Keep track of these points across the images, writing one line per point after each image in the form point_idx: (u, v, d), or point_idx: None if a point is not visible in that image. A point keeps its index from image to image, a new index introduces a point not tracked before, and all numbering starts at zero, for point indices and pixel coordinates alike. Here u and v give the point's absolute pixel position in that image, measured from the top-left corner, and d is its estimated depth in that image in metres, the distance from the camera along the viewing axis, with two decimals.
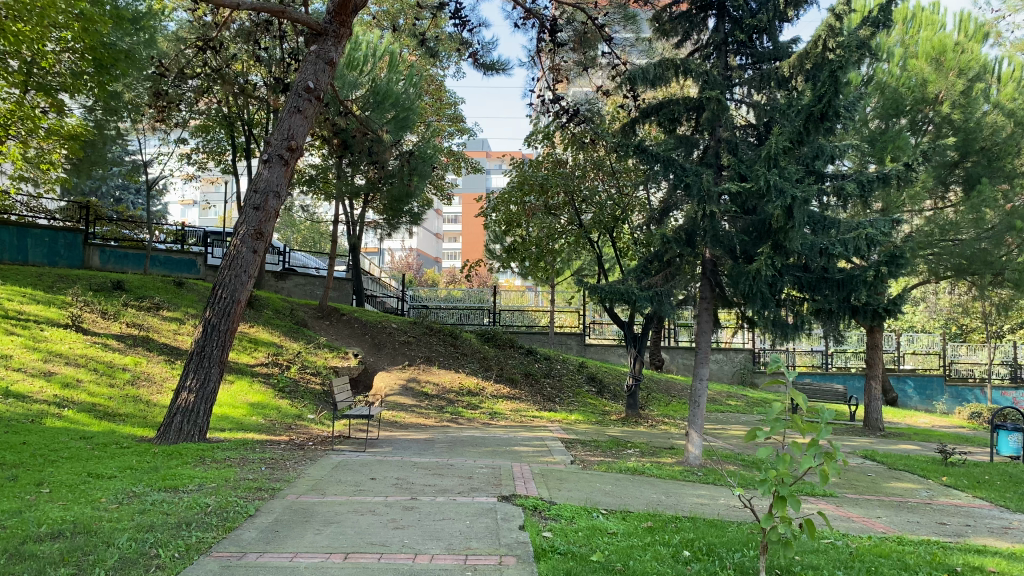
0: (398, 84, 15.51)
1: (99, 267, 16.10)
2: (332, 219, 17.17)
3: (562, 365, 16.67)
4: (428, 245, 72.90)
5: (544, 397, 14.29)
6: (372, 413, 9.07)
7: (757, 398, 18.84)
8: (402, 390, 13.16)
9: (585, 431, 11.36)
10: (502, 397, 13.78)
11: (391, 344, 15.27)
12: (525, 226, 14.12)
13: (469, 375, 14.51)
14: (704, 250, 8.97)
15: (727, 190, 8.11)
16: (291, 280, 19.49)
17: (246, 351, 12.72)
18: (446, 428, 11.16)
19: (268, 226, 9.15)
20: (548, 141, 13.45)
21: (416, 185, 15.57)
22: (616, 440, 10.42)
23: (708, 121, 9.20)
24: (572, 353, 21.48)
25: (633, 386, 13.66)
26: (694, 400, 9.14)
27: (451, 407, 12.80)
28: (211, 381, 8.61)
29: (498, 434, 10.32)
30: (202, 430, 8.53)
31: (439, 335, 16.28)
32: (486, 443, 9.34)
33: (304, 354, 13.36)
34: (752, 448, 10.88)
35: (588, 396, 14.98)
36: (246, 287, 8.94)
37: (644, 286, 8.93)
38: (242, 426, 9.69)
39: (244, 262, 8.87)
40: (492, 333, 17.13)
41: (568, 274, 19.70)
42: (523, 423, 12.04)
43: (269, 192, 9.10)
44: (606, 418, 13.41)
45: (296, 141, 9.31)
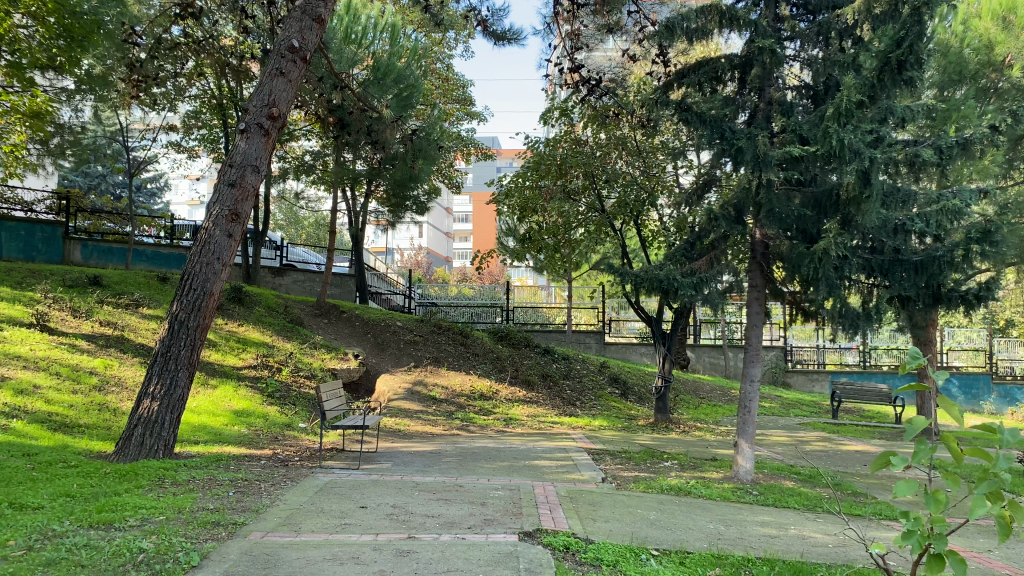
0: (401, 61, 14.28)
1: (80, 263, 14.93)
2: (331, 210, 15.94)
3: (582, 365, 15.38)
4: (438, 244, 71.83)
5: (564, 401, 12.97)
6: (368, 423, 7.79)
7: (793, 399, 17.47)
8: (407, 394, 11.89)
9: (612, 441, 10.05)
10: (518, 402, 12.47)
11: (396, 344, 13.98)
12: (540, 213, 12.79)
13: (482, 377, 13.24)
14: (754, 229, 7.67)
15: (787, 154, 6.77)
16: (290, 276, 18.26)
17: (234, 352, 11.48)
18: (456, 437, 9.88)
19: (246, 206, 7.91)
20: (566, 117, 12.16)
21: (421, 170, 14.27)
22: (650, 451, 9.12)
23: (756, 78, 7.92)
24: (591, 352, 20.23)
25: (663, 388, 12.32)
26: (744, 406, 7.82)
27: (461, 413, 11.52)
28: (179, 388, 7.33)
29: (515, 446, 9.02)
30: (168, 445, 7.24)
31: (447, 334, 15.00)
32: (501, 457, 8.03)
33: (298, 356, 12.09)
34: (804, 460, 9.51)
35: (612, 399, 13.66)
36: (220, 278, 7.69)
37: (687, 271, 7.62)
38: (219, 439, 8.41)
39: (217, 249, 7.63)
40: (506, 332, 15.84)
41: (586, 266, 18.43)
42: (542, 431, 10.76)
43: (247, 166, 7.86)
44: (634, 424, 12.10)
45: (278, 108, 8.07)
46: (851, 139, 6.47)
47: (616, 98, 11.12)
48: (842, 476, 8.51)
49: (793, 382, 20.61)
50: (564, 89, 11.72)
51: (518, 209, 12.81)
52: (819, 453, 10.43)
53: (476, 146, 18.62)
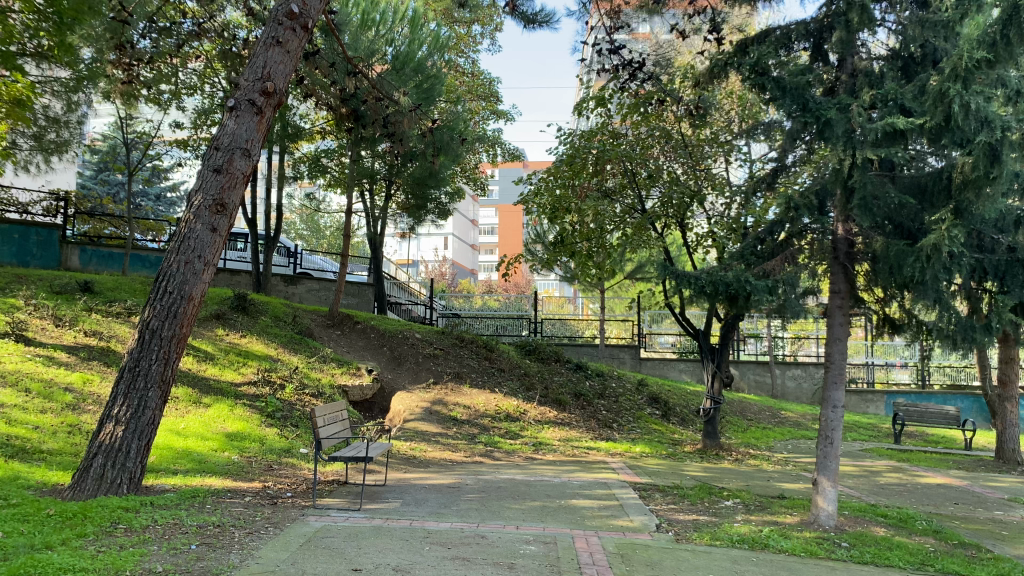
0: (421, 50, 13.20)
1: (77, 269, 13.91)
2: (347, 214, 14.81)
3: (618, 384, 14.08)
4: (462, 257, 70.83)
5: (599, 423, 11.66)
6: (375, 452, 6.56)
7: (848, 421, 15.96)
8: (425, 414, 10.66)
9: (658, 472, 8.73)
10: (548, 424, 11.18)
11: (414, 358, 12.77)
12: (573, 214, 11.55)
13: (508, 396, 11.98)
14: (837, 222, 6.38)
15: (888, 127, 5.49)
16: (304, 285, 17.15)
17: (232, 366, 10.33)
18: (478, 466, 8.62)
19: (236, 196, 6.76)
20: (603, 107, 10.93)
21: (442, 168, 13.13)
22: (706, 486, 7.78)
23: (839, 44, 6.64)
24: (626, 368, 18.94)
25: (712, 411, 10.98)
26: (826, 436, 6.51)
27: (485, 436, 10.29)
28: (149, 410, 6.14)
29: (546, 478, 7.76)
30: (134, 478, 6.05)
31: (469, 348, 13.77)
32: (530, 494, 6.77)
33: (304, 371, 10.90)
34: (885, 498, 8.12)
35: (652, 421, 12.33)
36: (202, 279, 6.51)
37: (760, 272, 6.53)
38: (204, 469, 7.21)
39: (200, 245, 6.47)
40: (534, 346, 14.60)
41: (620, 275, 17.13)
42: (576, 459, 9.49)
43: (235, 149, 6.72)
44: (680, 450, 10.77)
45: (274, 83, 6.93)
46: (977, 105, 5.19)
47: (660, 83, 9.92)
48: (939, 521, 7.11)
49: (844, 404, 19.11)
50: (601, 74, 10.53)
51: (549, 210, 11.60)
52: (897, 488, 9.04)
53: (504, 147, 17.45)
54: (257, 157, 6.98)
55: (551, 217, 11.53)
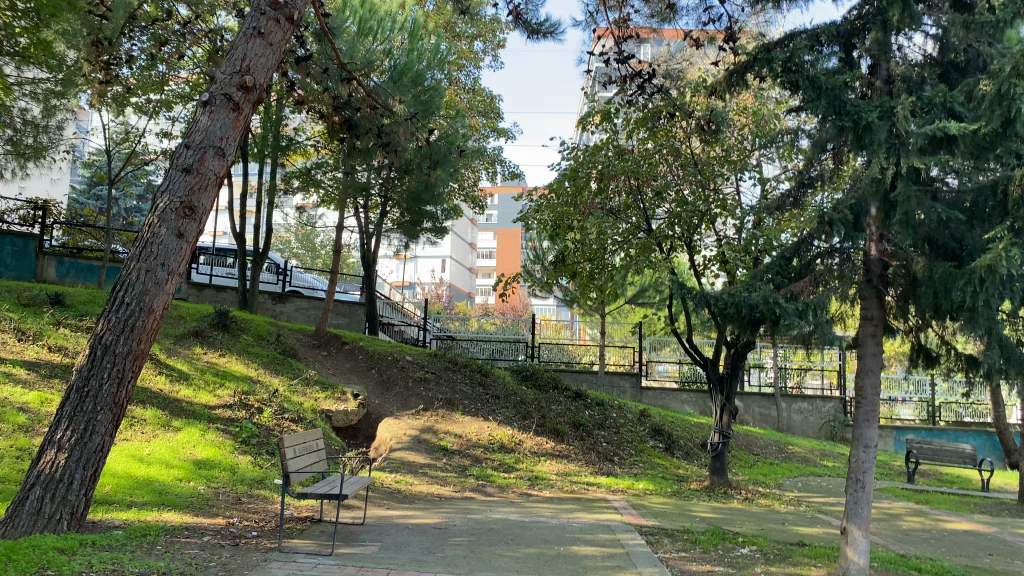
0: (421, 61, 12.63)
1: (53, 281, 13.25)
2: (338, 230, 14.17)
3: (619, 414, 13.39)
4: (460, 280, 70.24)
5: (599, 456, 10.96)
6: (354, 485, 5.92)
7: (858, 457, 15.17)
8: (413, 443, 9.95)
9: (664, 513, 8.02)
10: (545, 456, 10.47)
11: (404, 382, 12.07)
12: (575, 232, 10.93)
13: (502, 425, 11.27)
14: (871, 240, 5.76)
15: (938, 132, 4.90)
16: (293, 304, 16.50)
17: (208, 387, 9.63)
18: (468, 503, 7.91)
19: (207, 198, 6.12)
20: (609, 121, 10.35)
21: (439, 182, 12.52)
22: (718, 530, 7.09)
23: (875, 47, 6.04)
24: (626, 397, 18.24)
25: (720, 446, 10.27)
26: (856, 480, 5.83)
27: (477, 468, 9.59)
28: (97, 437, 5.45)
29: (542, 519, 7.05)
30: (77, 512, 5.34)
31: (463, 372, 13.07)
32: (524, 538, 6.06)
33: (285, 394, 10.19)
34: (912, 547, 7.42)
35: (655, 455, 11.63)
36: (164, 290, 5.84)
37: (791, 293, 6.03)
38: (164, 501, 6.50)
39: (164, 252, 5.82)
40: (531, 371, 13.92)
41: (623, 298, 16.45)
42: (575, 496, 8.78)
43: (207, 147, 6.10)
44: (685, 488, 10.07)
45: (253, 76, 6.33)
46: None
47: (670, 96, 9.35)
48: None
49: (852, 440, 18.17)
50: (609, 86, 9.95)
51: (551, 227, 10.97)
52: (921, 535, 8.33)
53: (505, 166, 16.87)
54: (233, 157, 6.35)
55: (552, 234, 10.85)
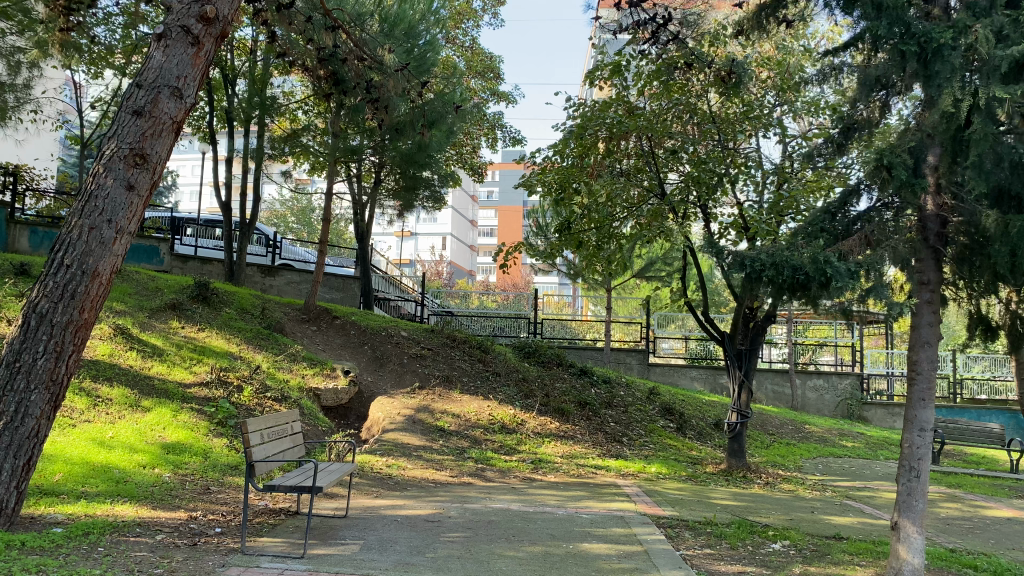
0: (415, 13, 11.74)
1: (26, 251, 12.49)
2: (328, 198, 13.34)
3: (627, 392, 12.66)
4: (461, 258, 69.44)
5: (607, 437, 10.23)
6: (340, 472, 5.33)
7: (878, 436, 14.44)
8: (407, 424, 9.20)
9: (681, 500, 7.29)
10: (549, 437, 9.72)
11: (398, 359, 11.32)
12: (581, 197, 10.14)
13: (503, 404, 10.52)
14: (927, 196, 4.98)
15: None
16: (284, 277, 15.75)
17: (184, 364, 8.88)
18: (465, 490, 7.17)
19: (163, 146, 5.31)
20: (618, 75, 9.49)
21: (435, 143, 11.66)
22: (744, 522, 6.36)
23: None
24: (633, 374, 17.72)
25: (738, 427, 9.54)
26: (910, 468, 5.07)
27: (476, 451, 8.85)
28: (31, 421, 4.70)
29: (546, 509, 6.30)
30: (6, 507, 4.61)
31: (462, 349, 12.31)
32: (528, 534, 5.31)
33: (268, 371, 9.43)
34: (959, 539, 6.68)
35: (666, 435, 10.89)
36: (113, 252, 5.04)
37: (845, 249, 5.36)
38: (121, 490, 5.76)
39: (111, 207, 5.02)
40: (534, 348, 13.18)
41: (630, 271, 15.67)
42: (582, 481, 8.05)
43: (162, 86, 5.27)
44: (700, 471, 9.35)
45: (214, 5, 5.50)
46: None
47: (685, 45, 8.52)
48: None
49: (870, 417, 17.29)
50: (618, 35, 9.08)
51: (555, 189, 10.19)
52: (963, 524, 7.58)
53: (505, 131, 16.01)
54: (194, 101, 5.52)
55: (558, 199, 10.11)
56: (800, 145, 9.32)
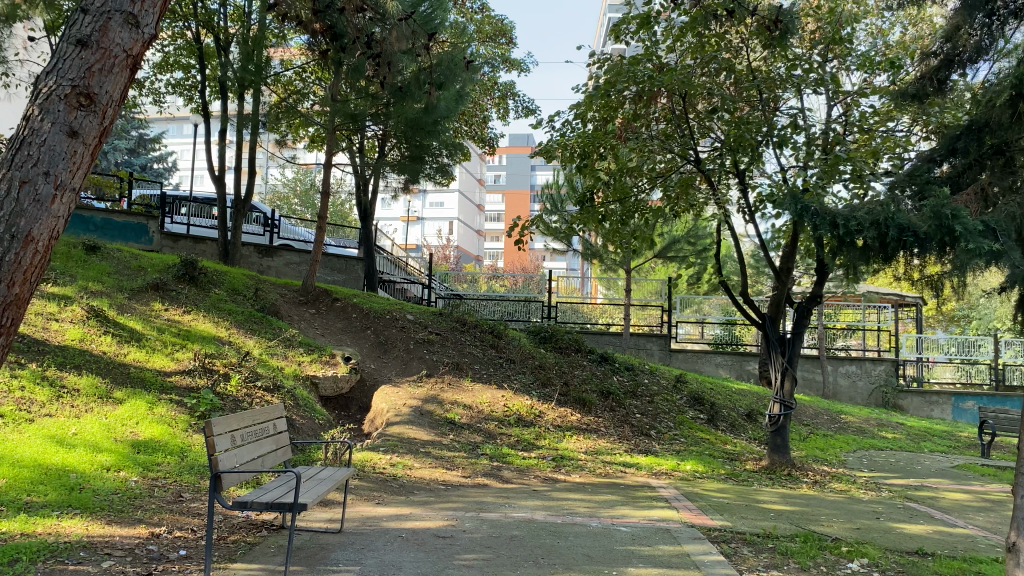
0: None
1: None
2: (327, 171, 12.31)
3: (652, 380, 11.76)
4: (468, 242, 68.54)
5: (634, 430, 9.32)
6: (333, 480, 4.47)
7: (918, 426, 13.47)
8: (413, 416, 8.28)
9: (728, 506, 6.35)
10: (571, 430, 8.81)
11: (404, 344, 10.41)
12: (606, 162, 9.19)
13: (519, 393, 9.60)
14: None
15: None
16: (282, 258, 14.86)
17: (166, 349, 7.97)
18: (481, 494, 6.26)
19: (118, 88, 4.17)
20: (648, 27, 8.50)
21: (443, 106, 10.64)
22: (809, 535, 5.42)
23: None
24: (654, 361, 16.80)
25: (781, 419, 8.61)
26: None
27: (491, 446, 7.93)
28: None
29: (577, 520, 5.35)
30: None
31: (472, 333, 11.38)
32: (560, 555, 4.38)
33: (260, 358, 8.52)
34: None
35: (697, 428, 9.97)
36: (54, 214, 3.83)
37: (963, 207, 5.96)
38: (73, 500, 4.83)
39: (48, 156, 3.83)
40: (550, 332, 12.22)
41: (651, 250, 14.72)
42: (612, 481, 7.13)
43: (113, 11, 4.17)
44: (740, 469, 8.44)
45: None
46: None
47: None
48: None
49: (906, 406, 16.37)
50: None
51: (578, 156, 9.26)
52: None
53: (518, 101, 15.03)
54: (154, 33, 4.43)
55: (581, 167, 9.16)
56: (851, 105, 8.33)
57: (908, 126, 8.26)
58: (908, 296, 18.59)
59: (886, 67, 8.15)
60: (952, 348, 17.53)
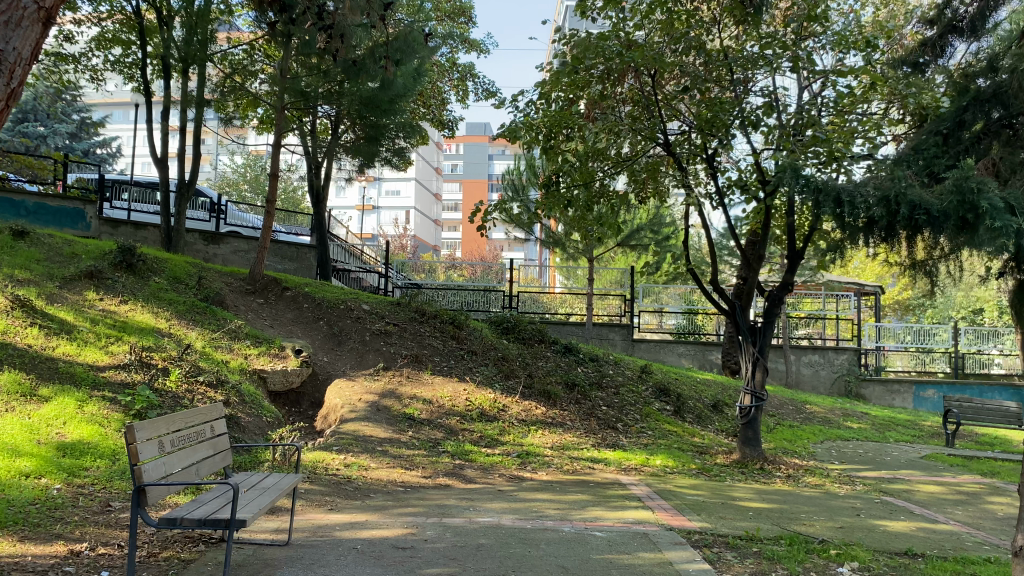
0: None
1: None
2: (277, 154, 11.68)
3: (617, 371, 11.44)
4: (425, 232, 67.84)
5: (600, 424, 8.97)
6: (278, 488, 3.99)
7: (882, 416, 13.39)
8: (369, 412, 7.81)
9: (705, 505, 6.01)
10: (536, 425, 8.42)
11: (359, 336, 9.91)
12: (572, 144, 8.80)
13: (481, 386, 9.18)
14: None
15: None
16: (229, 245, 14.20)
17: (100, 342, 7.36)
18: (443, 496, 5.82)
19: (26, 50, 3.25)
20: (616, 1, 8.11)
21: (400, 85, 10.11)
22: (795, 536, 5.10)
23: None
24: (616, 351, 16.53)
25: (752, 411, 8.33)
26: None
27: (452, 443, 7.49)
28: None
29: (547, 524, 4.94)
30: None
31: (432, 324, 10.90)
32: (532, 568, 3.96)
33: (204, 351, 7.96)
34: None
35: (664, 420, 9.67)
36: None
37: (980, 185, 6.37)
38: None
39: None
40: (513, 322, 11.81)
41: (614, 238, 14.40)
42: (582, 479, 6.75)
43: None
44: (711, 463, 8.14)
45: None
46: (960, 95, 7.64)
47: None
48: None
49: (868, 395, 16.41)
50: None
51: (543, 137, 8.86)
52: None
53: (478, 84, 14.56)
54: None
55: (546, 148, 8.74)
56: (826, 85, 8.05)
57: (885, 108, 7.94)
58: (868, 284, 18.57)
59: (861, 45, 7.89)
60: (907, 336, 17.52)
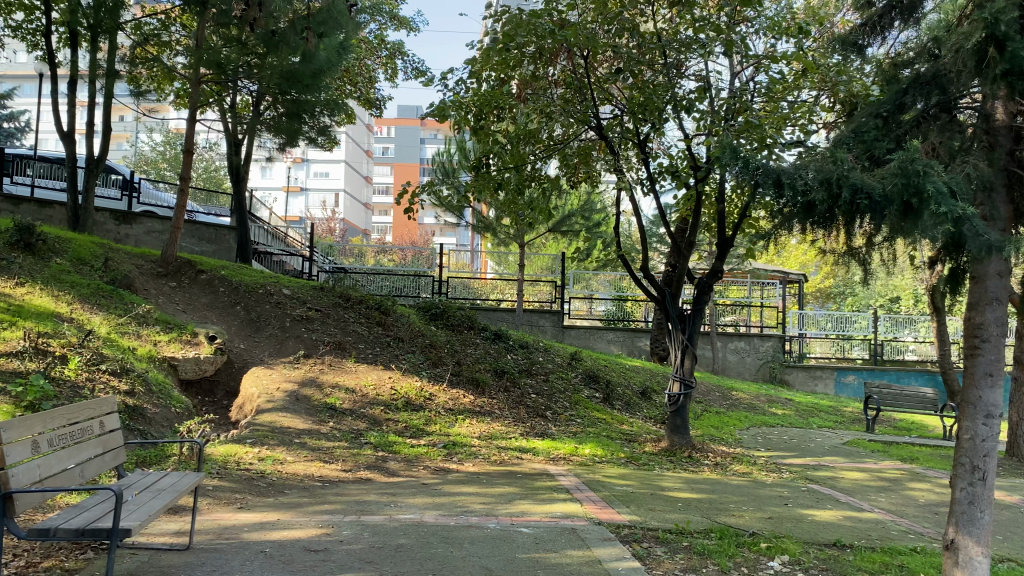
0: None
1: None
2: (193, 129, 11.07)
3: (546, 358, 11.28)
4: (355, 216, 66.73)
5: (529, 412, 8.79)
6: (176, 487, 3.66)
7: (805, 402, 13.62)
8: (288, 402, 7.44)
9: (634, 496, 5.87)
10: (463, 414, 8.17)
11: (279, 322, 9.48)
12: (501, 125, 8.51)
13: (407, 374, 8.88)
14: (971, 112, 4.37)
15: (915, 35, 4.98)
16: (143, 225, 13.48)
17: None
18: (364, 491, 5.53)
19: None
20: None
21: (325, 59, 9.65)
22: (724, 528, 4.99)
23: None
24: (546, 337, 16.41)
25: (680, 398, 8.25)
26: (971, 468, 3.81)
27: (375, 434, 7.19)
28: None
29: (472, 521, 4.71)
30: None
31: (357, 310, 10.53)
32: (453, 571, 3.73)
33: (108, 337, 7.44)
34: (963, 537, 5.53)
35: (592, 407, 9.55)
36: None
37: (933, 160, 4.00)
38: None
39: None
40: (441, 309, 11.52)
41: (545, 223, 14.23)
42: (509, 471, 6.54)
43: None
44: (640, 451, 8.04)
45: None
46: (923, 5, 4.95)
47: None
48: None
49: (791, 381, 16.77)
50: None
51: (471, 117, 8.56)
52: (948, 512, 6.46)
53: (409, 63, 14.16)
54: None
55: (474, 128, 8.44)
56: (757, 70, 7.96)
57: (814, 95, 7.93)
58: (793, 273, 18.90)
59: (792, 32, 7.81)
60: (829, 323, 17.91)
